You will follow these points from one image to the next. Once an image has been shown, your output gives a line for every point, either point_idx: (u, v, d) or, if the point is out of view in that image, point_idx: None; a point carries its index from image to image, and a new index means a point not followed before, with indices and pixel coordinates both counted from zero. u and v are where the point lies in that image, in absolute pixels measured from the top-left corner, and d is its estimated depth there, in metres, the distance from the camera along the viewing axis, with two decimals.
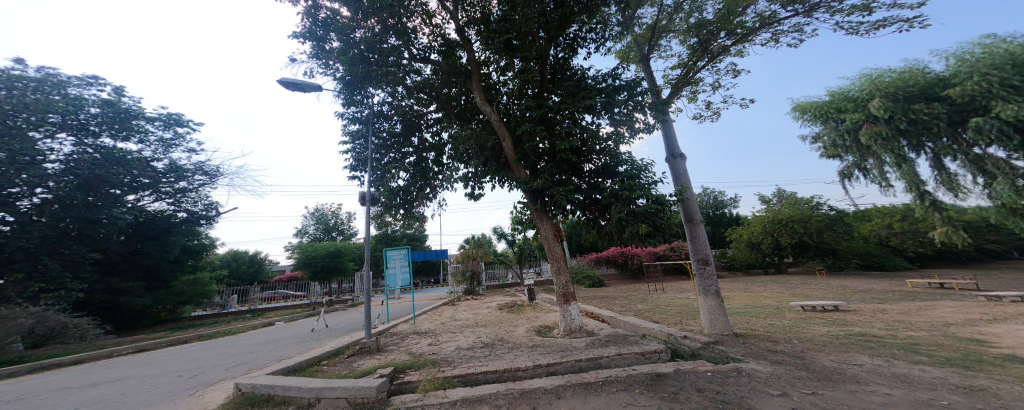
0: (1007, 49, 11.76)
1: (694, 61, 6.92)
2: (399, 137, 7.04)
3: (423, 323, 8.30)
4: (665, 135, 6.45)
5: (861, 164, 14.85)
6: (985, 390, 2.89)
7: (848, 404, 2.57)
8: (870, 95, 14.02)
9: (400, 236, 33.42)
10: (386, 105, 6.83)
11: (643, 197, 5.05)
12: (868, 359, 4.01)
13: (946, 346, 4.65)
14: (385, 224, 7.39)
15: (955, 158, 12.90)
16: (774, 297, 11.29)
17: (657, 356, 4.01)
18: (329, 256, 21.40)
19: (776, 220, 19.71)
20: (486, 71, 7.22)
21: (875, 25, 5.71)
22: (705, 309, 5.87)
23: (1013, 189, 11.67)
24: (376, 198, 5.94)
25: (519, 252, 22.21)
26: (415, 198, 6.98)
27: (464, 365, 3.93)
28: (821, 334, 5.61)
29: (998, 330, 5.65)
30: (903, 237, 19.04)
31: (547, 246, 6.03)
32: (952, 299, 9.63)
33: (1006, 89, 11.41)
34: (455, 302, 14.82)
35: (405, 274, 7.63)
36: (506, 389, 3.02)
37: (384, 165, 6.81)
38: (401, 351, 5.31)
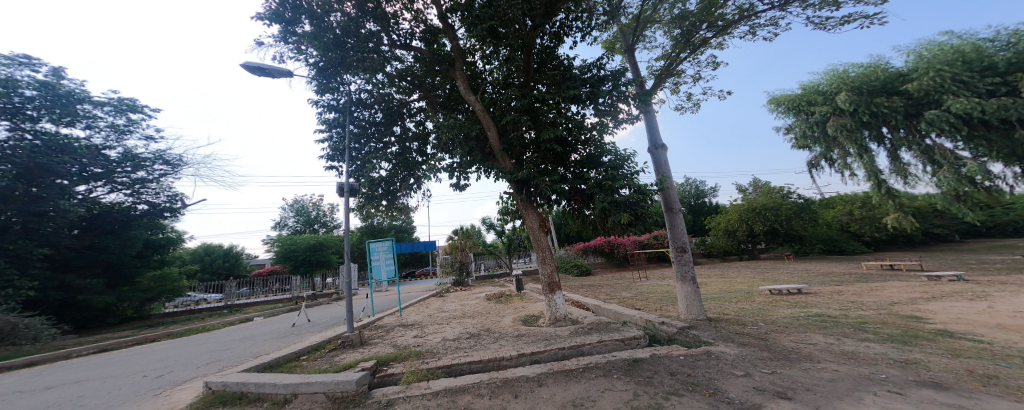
0: (958, 46, 12.54)
1: (676, 53, 7.02)
2: (379, 126, 6.80)
3: (410, 315, 8.27)
4: (648, 125, 6.56)
5: (828, 154, 15.66)
6: (918, 363, 3.21)
7: (802, 382, 2.79)
8: (837, 89, 14.69)
9: (386, 228, 32.70)
10: (364, 93, 6.56)
11: (626, 187, 5.15)
12: (822, 338, 4.36)
13: (889, 324, 5.10)
14: (368, 215, 7.20)
15: (909, 148, 13.80)
16: (746, 282, 11.95)
17: (636, 342, 4.19)
18: (310, 249, 20.73)
19: (750, 208, 20.64)
20: (471, 59, 7.07)
21: (841, 22, 5.96)
22: (682, 295, 6.13)
23: (955, 177, 12.68)
24: (355, 189, 5.75)
25: (508, 242, 22.35)
26: (398, 189, 6.81)
27: (448, 356, 3.97)
28: (784, 316, 6.01)
29: (935, 308, 6.24)
30: (862, 223, 20.48)
31: (533, 237, 6.05)
32: (898, 280, 10.55)
33: (956, 83, 12.25)
34: (444, 294, 14.84)
35: (389, 267, 7.49)
36: (489, 379, 3.07)
37: (364, 155, 6.58)
38: (385, 343, 5.29)
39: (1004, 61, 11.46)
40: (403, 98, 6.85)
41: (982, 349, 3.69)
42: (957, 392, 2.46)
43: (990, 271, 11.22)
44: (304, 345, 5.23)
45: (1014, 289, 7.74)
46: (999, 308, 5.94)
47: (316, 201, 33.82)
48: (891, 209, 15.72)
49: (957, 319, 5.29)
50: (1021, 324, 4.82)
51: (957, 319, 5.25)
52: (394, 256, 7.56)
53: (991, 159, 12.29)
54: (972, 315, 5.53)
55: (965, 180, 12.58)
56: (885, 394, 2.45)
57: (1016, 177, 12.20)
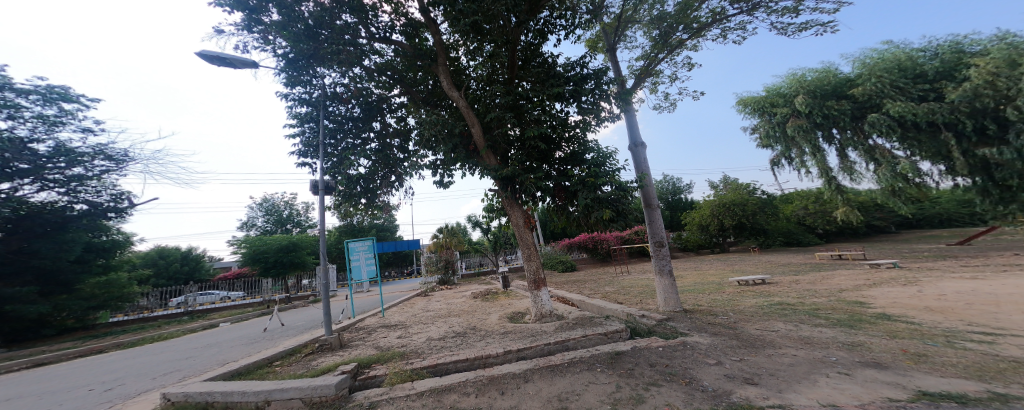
0: (896, 55, 13.73)
1: (655, 53, 7.25)
2: (357, 121, 6.51)
3: (393, 316, 8.08)
4: (629, 124, 6.74)
5: (787, 153, 16.80)
6: (862, 345, 3.55)
7: (766, 367, 3.00)
8: (795, 92, 15.75)
9: (367, 227, 31.55)
10: (339, 87, 6.25)
11: (608, 183, 5.28)
12: (783, 325, 4.71)
13: (839, 309, 5.60)
14: (346, 213, 6.90)
15: (855, 148, 15.12)
16: (718, 274, 12.67)
17: (618, 335, 4.32)
18: (283, 251, 18.87)
19: (721, 204, 21.87)
20: (455, 54, 6.95)
21: (799, 28, 6.39)
22: (660, 288, 6.38)
23: (891, 174, 14.06)
24: (330, 187, 5.49)
25: (495, 240, 22.34)
26: (378, 187, 6.58)
27: (433, 356, 3.92)
28: (750, 305, 6.45)
29: (876, 293, 6.92)
30: (816, 217, 22.29)
31: (518, 234, 6.06)
32: (845, 268, 11.63)
33: (894, 89, 13.50)
34: (429, 293, 14.59)
35: (371, 267, 7.27)
36: (475, 377, 3.06)
37: (340, 151, 6.29)
38: (367, 345, 5.14)
39: (932, 70, 12.84)
40: (383, 92, 6.61)
41: (914, 329, 4.14)
42: (895, 370, 2.74)
43: (921, 258, 12.59)
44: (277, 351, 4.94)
45: (940, 274, 8.74)
46: (928, 291, 6.68)
47: (288, 200, 32.11)
48: (840, 204, 17.18)
49: (893, 303, 5.91)
50: (945, 305, 5.45)
51: (894, 303, 5.86)
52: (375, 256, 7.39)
53: (920, 158, 13.71)
54: (906, 299, 6.18)
55: (899, 177, 13.92)
56: (836, 375, 2.70)
57: (942, 174, 13.63)
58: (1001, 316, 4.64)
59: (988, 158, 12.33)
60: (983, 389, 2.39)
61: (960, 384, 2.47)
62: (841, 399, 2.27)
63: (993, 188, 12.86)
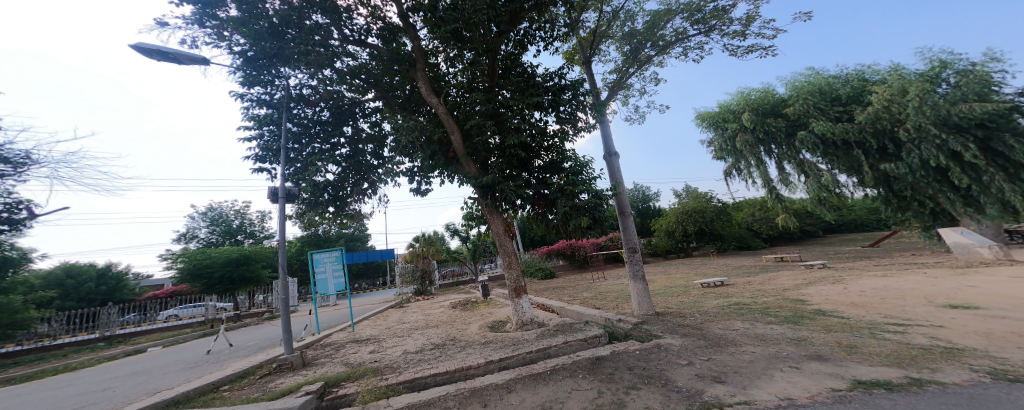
0: (818, 81, 15.68)
1: (626, 67, 7.67)
2: (325, 125, 6.17)
3: (363, 330, 7.61)
4: (603, 134, 7.02)
5: (736, 164, 18.39)
6: (807, 339, 3.92)
7: (731, 365, 3.20)
8: (742, 109, 17.37)
9: (333, 237, 29.51)
10: (306, 89, 5.91)
11: (585, 191, 5.42)
12: (741, 323, 5.08)
13: (784, 307, 6.17)
14: (311, 223, 6.42)
15: (789, 162, 16.92)
16: (683, 277, 13.42)
17: (597, 340, 4.40)
18: (231, 265, 17.12)
19: (684, 211, 23.35)
20: (433, 61, 6.89)
21: (747, 51, 7.11)
22: (634, 293, 6.61)
23: (817, 184, 15.86)
24: (293, 194, 5.10)
25: (474, 248, 22.08)
26: (349, 194, 6.20)
27: (410, 370, 3.74)
28: (712, 306, 6.89)
29: (813, 291, 7.73)
30: (762, 222, 24.53)
31: (499, 242, 6.02)
32: (787, 269, 12.88)
33: (817, 110, 15.37)
34: (403, 304, 13.92)
35: (339, 279, 6.79)
36: (455, 390, 2.95)
37: (306, 156, 5.87)
38: (334, 362, 4.77)
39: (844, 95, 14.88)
40: (355, 95, 6.34)
41: (847, 323, 4.65)
42: (834, 362, 3.05)
43: (847, 258, 14.28)
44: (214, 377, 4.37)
45: (862, 272, 9.97)
46: (853, 288, 7.57)
47: (238, 209, 29.37)
48: (779, 211, 19.04)
49: (826, 300, 6.62)
50: (866, 300, 6.20)
51: (828, 300, 6.56)
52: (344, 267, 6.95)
53: (839, 171, 15.56)
54: (837, 296, 6.96)
55: (823, 187, 15.75)
56: (789, 369, 2.95)
57: (855, 186, 15.58)
58: (910, 309, 5.36)
59: (889, 172, 14.39)
60: (902, 375, 2.73)
61: (884, 372, 2.80)
62: (794, 392, 2.47)
63: (893, 197, 14.92)
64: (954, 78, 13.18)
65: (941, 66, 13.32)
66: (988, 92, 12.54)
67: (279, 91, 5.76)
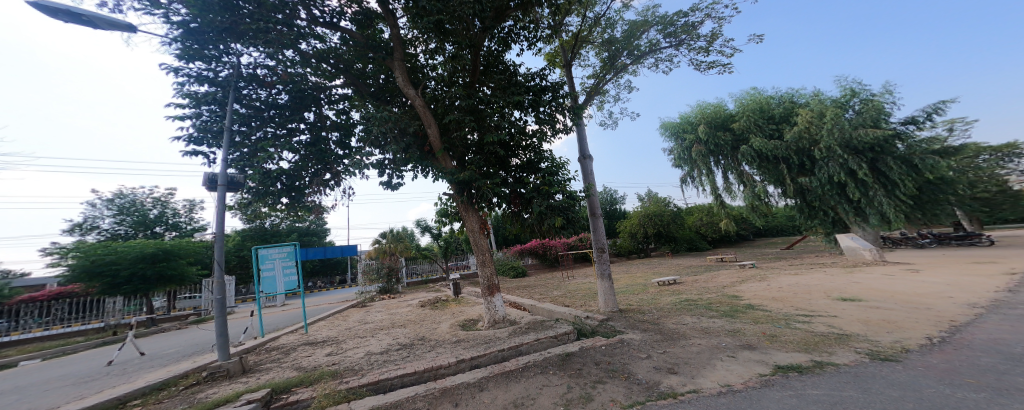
0: (759, 100, 17.52)
1: (604, 74, 7.95)
2: (283, 109, 5.59)
3: (318, 331, 7.06)
4: (579, 137, 7.21)
5: (691, 173, 19.92)
6: (741, 330, 4.39)
7: (683, 356, 3.48)
8: (698, 122, 18.87)
9: (283, 231, 26.83)
10: (262, 69, 5.34)
11: (560, 192, 5.49)
12: (690, 317, 5.55)
13: (724, 302, 6.86)
14: (259, 214, 5.79)
15: (732, 172, 18.74)
16: (643, 276, 14.30)
17: (567, 337, 4.53)
18: (148, 261, 13.33)
19: (646, 214, 24.85)
20: (412, 51, 6.60)
21: (708, 66, 7.74)
22: (601, 291, 6.90)
23: (752, 193, 17.80)
24: (238, 183, 4.57)
25: (446, 245, 21.10)
26: (307, 185, 5.65)
27: (374, 372, 3.55)
28: (666, 302, 7.43)
29: (747, 288, 8.71)
30: (709, 226, 26.95)
31: (473, 239, 5.93)
32: (726, 268, 14.33)
33: (756, 127, 17.20)
34: (366, 302, 13.20)
35: (291, 276, 6.24)
36: (425, 390, 2.86)
37: (256, 141, 5.25)
38: (283, 367, 4.39)
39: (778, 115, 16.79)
40: (320, 80, 5.85)
41: (771, 315, 5.30)
42: (760, 349, 3.47)
43: (770, 259, 16.29)
44: (109, 395, 3.70)
45: (786, 271, 11.43)
46: (775, 285, 8.68)
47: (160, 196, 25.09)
48: (722, 217, 21.02)
49: (756, 295, 7.50)
50: (787, 295, 7.12)
51: (758, 295, 7.43)
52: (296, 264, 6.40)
53: (767, 182, 17.65)
54: (765, 291, 7.91)
55: (756, 196, 17.74)
56: (727, 357, 3.29)
57: (779, 196, 17.70)
58: (814, 302, 6.27)
59: (804, 185, 16.59)
60: (809, 359, 3.19)
61: (796, 357, 3.25)
62: (731, 379, 2.76)
63: (804, 207, 17.26)
64: (858, 105, 15.54)
65: (850, 94, 15.65)
66: (879, 120, 15.01)
67: (227, 68, 5.12)
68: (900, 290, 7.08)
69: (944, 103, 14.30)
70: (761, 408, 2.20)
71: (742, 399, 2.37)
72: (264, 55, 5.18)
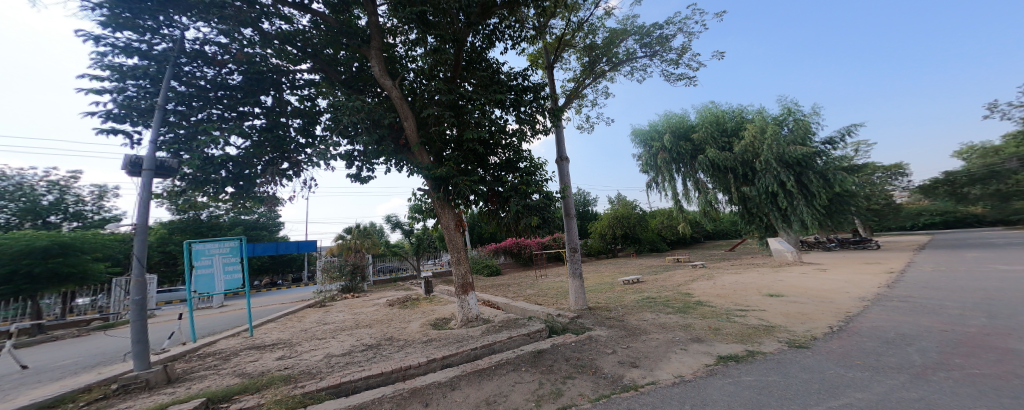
0: (716, 114, 19.06)
1: (583, 78, 8.17)
2: (233, 91, 5.02)
3: (269, 334, 6.48)
4: (557, 139, 7.32)
5: (655, 179, 21.15)
6: (694, 325, 4.77)
7: (644, 351, 3.70)
8: (664, 131, 20.08)
9: (225, 223, 24.06)
10: (210, 45, 4.77)
11: (537, 192, 5.52)
12: (651, 314, 5.90)
13: (680, 299, 7.39)
14: (199, 205, 5.15)
15: (690, 180, 20.23)
16: (611, 275, 14.93)
17: (539, 334, 4.59)
18: (39, 257, 10.74)
19: (615, 216, 25.96)
20: (391, 41, 6.29)
21: (676, 78, 8.26)
22: (572, 289, 7.07)
23: (705, 200, 19.38)
24: (169, 168, 4.04)
25: (418, 243, 20.38)
26: (260, 174, 5.12)
27: (335, 375, 3.34)
28: (630, 300, 7.83)
29: (700, 286, 9.46)
30: (670, 229, 28.86)
31: (448, 237, 5.80)
32: (680, 268, 15.45)
33: (712, 139, 18.70)
34: (326, 302, 12.34)
35: (235, 273, 5.67)
36: (393, 391, 2.76)
37: (197, 123, 4.66)
38: (222, 374, 3.97)
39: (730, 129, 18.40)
40: (282, 62, 5.36)
41: (716, 311, 5.82)
42: (707, 342, 3.80)
43: (721, 260, 17.82)
44: None
45: (733, 270, 12.62)
46: (722, 283, 9.53)
47: None
48: (680, 220, 22.60)
49: (707, 292, 8.17)
50: (732, 293, 7.86)
51: (709, 293, 8.10)
52: (241, 260, 5.84)
53: (718, 190, 19.31)
54: (716, 289, 8.65)
55: (709, 202, 19.35)
56: (680, 350, 3.56)
57: (727, 203, 19.46)
58: (748, 298, 7.01)
59: (745, 194, 18.33)
60: (746, 349, 3.55)
61: (735, 347, 3.61)
62: (683, 370, 3.00)
63: (745, 213, 19.04)
64: (792, 123, 17.58)
65: (786, 113, 17.64)
66: (807, 138, 17.13)
67: (166, 41, 4.51)
68: (814, 286, 8.16)
69: (855, 126, 16.60)
70: (707, 395, 2.42)
71: (692, 388, 2.58)
72: (216, 30, 4.64)
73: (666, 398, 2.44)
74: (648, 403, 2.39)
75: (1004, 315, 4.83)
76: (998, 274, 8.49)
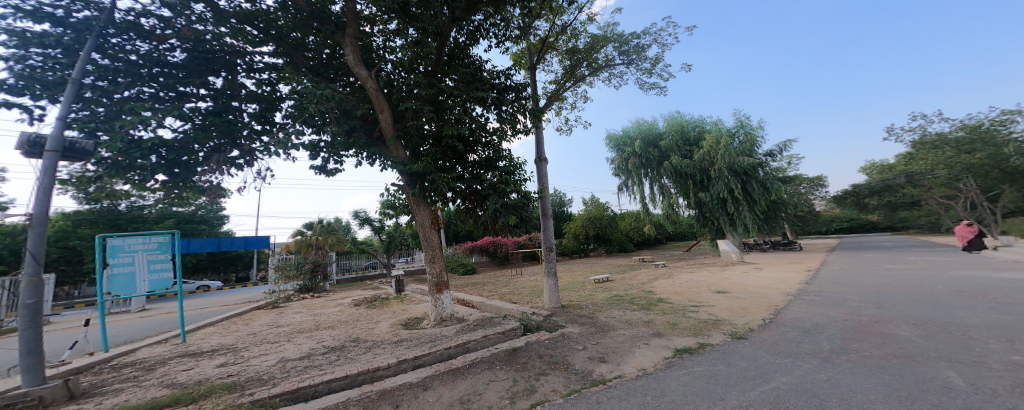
0: (680, 123, 20.51)
1: (564, 81, 8.33)
2: (174, 69, 4.42)
3: (211, 339, 5.81)
4: (537, 139, 7.38)
5: (625, 182, 22.06)
6: (656, 320, 5.07)
7: (612, 346, 3.87)
8: (635, 137, 21.13)
9: (153, 216, 21.04)
10: (148, 16, 4.17)
11: (516, 191, 5.50)
12: (618, 311, 6.19)
13: (645, 297, 7.82)
14: (123, 193, 4.45)
15: (655, 185, 21.38)
16: (583, 274, 15.39)
17: (513, 333, 4.61)
18: None
19: (589, 217, 26.89)
20: (368, 29, 5.95)
21: (649, 86, 8.68)
22: (547, 288, 7.18)
23: (668, 203, 20.65)
24: (81, 151, 3.45)
25: (388, 240, 19.46)
26: (202, 162, 4.54)
27: (292, 380, 3.09)
28: (600, 298, 8.14)
29: (664, 283, 10.10)
30: (637, 230, 30.44)
31: (423, 234, 5.60)
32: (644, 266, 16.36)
33: (675, 146, 20.04)
34: (281, 303, 11.37)
35: (163, 273, 5.03)
36: (360, 394, 2.62)
37: (122, 102, 4.01)
38: (145, 385, 3.49)
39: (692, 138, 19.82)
40: (238, 42, 4.85)
41: (673, 307, 6.26)
42: (666, 336, 4.07)
43: (679, 259, 19.16)
44: None
45: (692, 269, 13.63)
46: (681, 281, 10.24)
47: None
48: (646, 222, 23.88)
49: (669, 290, 8.72)
50: (690, 290, 8.48)
51: (670, 290, 8.67)
52: (170, 257, 5.18)
53: (679, 195, 20.66)
54: (677, 286, 9.27)
55: (671, 206, 20.67)
56: (643, 345, 3.77)
57: (685, 207, 20.92)
58: (700, 294, 7.62)
59: (701, 199, 19.87)
60: (697, 342, 3.86)
61: (688, 340, 3.91)
62: (645, 363, 3.19)
63: (700, 217, 20.61)
64: (742, 136, 19.44)
65: (739, 126, 19.43)
66: (754, 150, 19.04)
67: (91, 8, 3.88)
68: (752, 283, 9.09)
69: (790, 142, 18.77)
70: (665, 386, 2.59)
71: (653, 380, 2.75)
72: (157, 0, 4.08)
73: (630, 390, 2.57)
74: (614, 395, 2.50)
75: (891, 305, 5.76)
76: (893, 272, 10.08)
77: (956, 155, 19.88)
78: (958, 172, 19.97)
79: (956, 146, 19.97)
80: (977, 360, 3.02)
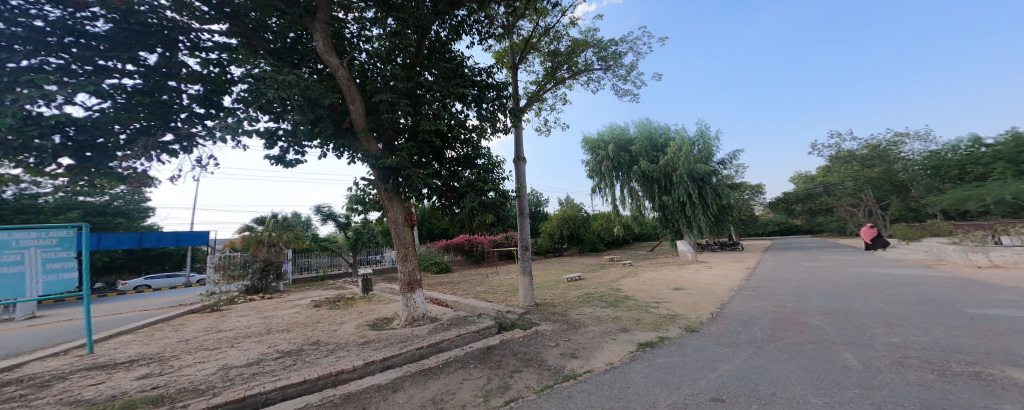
0: (648, 130, 21.65)
1: (545, 82, 8.40)
2: (95, 41, 3.81)
3: (140, 348, 5.11)
4: (516, 138, 7.38)
5: (598, 184, 22.73)
6: (623, 316, 5.31)
7: (582, 342, 3.98)
8: (608, 141, 21.91)
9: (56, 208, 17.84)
10: None
11: (494, 190, 5.44)
12: (589, 308, 6.39)
13: (613, 294, 8.14)
14: (19, 178, 3.74)
15: (624, 187, 22.24)
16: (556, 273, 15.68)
17: (488, 331, 4.58)
18: None
19: (564, 217, 27.58)
20: (342, 15, 5.58)
21: (624, 93, 9.01)
22: (521, 286, 7.21)
23: (636, 206, 21.57)
24: None
25: (356, 237, 18.46)
26: (125, 146, 3.96)
27: (239, 388, 2.81)
28: (572, 296, 8.34)
29: (632, 281, 10.60)
30: (608, 229, 31.59)
31: (395, 232, 5.34)
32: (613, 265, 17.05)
33: (644, 151, 21.11)
34: (228, 306, 10.32)
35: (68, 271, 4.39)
36: (322, 398, 2.45)
37: (17, 72, 3.36)
38: (43, 404, 2.97)
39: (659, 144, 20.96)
40: (181, 16, 4.31)
41: (638, 304, 6.57)
42: (631, 331, 4.27)
43: (641, 259, 20.14)
44: None
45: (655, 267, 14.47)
46: (646, 279, 10.80)
47: None
48: (616, 223, 24.85)
49: (635, 288, 9.14)
50: (653, 287, 8.96)
51: (636, 287, 9.10)
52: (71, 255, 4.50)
53: (646, 198, 21.68)
54: (642, 284, 9.76)
55: (638, 208, 21.62)
56: (611, 340, 3.93)
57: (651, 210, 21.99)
58: (661, 291, 8.10)
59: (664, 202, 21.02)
60: (658, 336, 4.10)
61: (650, 334, 4.14)
62: (612, 357, 3.32)
63: (663, 219, 21.81)
64: (701, 145, 20.97)
65: (699, 135, 20.90)
66: (709, 158, 20.62)
67: None
68: (701, 280, 9.83)
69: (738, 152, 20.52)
70: (630, 378, 2.71)
71: (619, 373, 2.87)
72: None
73: (598, 384, 2.66)
74: (583, 390, 2.58)
75: (819, 299, 6.52)
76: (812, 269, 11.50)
77: (859, 169, 22.92)
78: (860, 184, 23.02)
79: (859, 161, 23.29)
80: (870, 343, 3.53)
